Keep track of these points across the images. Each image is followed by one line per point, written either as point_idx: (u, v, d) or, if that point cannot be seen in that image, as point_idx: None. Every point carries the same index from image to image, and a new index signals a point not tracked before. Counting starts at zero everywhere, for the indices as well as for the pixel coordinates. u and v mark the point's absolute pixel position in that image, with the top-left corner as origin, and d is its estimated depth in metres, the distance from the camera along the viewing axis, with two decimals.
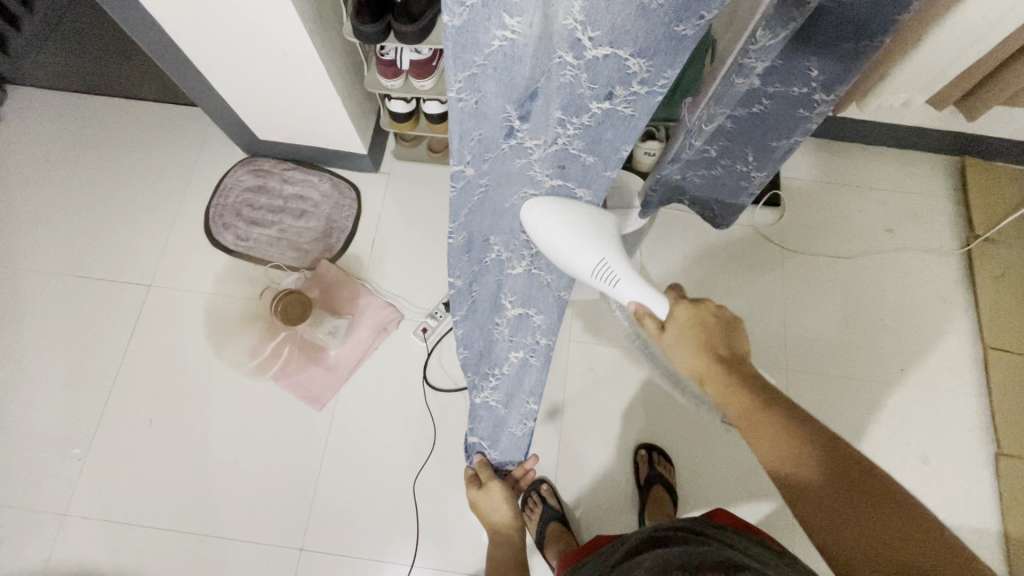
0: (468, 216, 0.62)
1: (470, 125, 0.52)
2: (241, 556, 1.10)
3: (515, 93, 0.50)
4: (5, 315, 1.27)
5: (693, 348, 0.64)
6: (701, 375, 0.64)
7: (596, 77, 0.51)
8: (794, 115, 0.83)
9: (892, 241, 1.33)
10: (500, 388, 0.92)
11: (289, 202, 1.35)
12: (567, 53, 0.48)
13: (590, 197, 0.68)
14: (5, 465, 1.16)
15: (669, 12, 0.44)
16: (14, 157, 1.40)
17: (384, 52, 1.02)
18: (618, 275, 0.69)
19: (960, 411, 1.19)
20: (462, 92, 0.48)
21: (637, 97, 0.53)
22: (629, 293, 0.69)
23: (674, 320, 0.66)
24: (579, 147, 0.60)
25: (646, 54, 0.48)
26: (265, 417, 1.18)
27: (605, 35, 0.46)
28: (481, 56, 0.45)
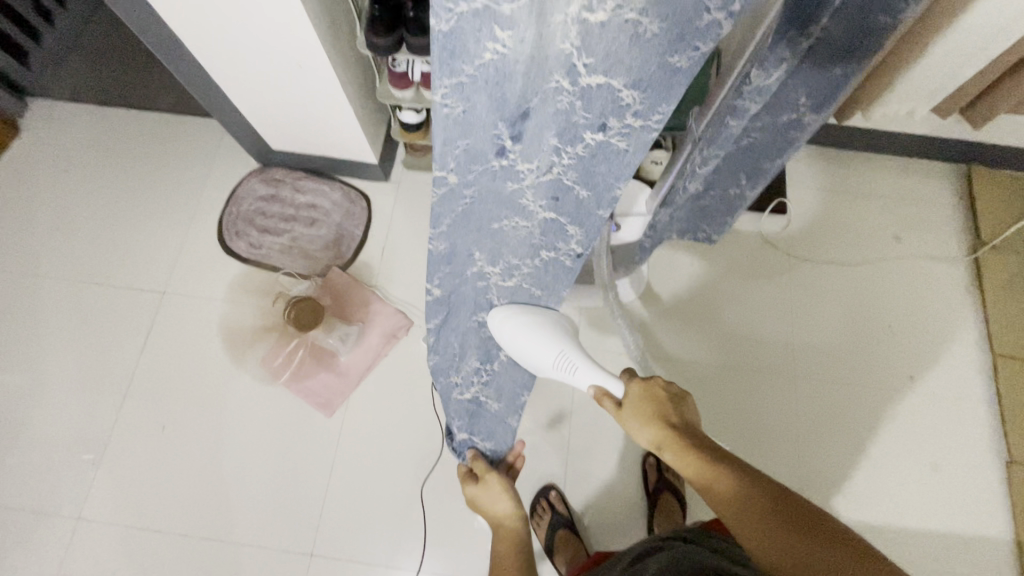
0: (450, 227, 0.64)
1: (456, 133, 0.52)
2: (251, 561, 1.11)
3: (506, 109, 0.51)
4: (22, 321, 1.29)
5: (647, 418, 0.67)
6: (659, 443, 0.66)
7: (589, 106, 0.52)
8: (786, 140, 0.85)
9: (898, 249, 1.33)
10: (491, 384, 0.93)
11: (300, 211, 1.37)
12: (563, 78, 0.50)
13: (582, 236, 0.70)
14: (20, 469, 1.18)
15: (661, 44, 0.46)
16: (32, 167, 1.44)
17: (395, 65, 1.04)
18: (575, 364, 0.76)
19: (971, 418, 1.19)
20: (449, 99, 0.49)
21: (631, 131, 0.55)
22: (587, 379, 0.75)
23: (629, 397, 0.70)
24: (573, 178, 0.61)
25: (640, 86, 0.50)
26: (277, 423, 1.20)
27: (599, 63, 0.48)
28: (472, 67, 0.46)
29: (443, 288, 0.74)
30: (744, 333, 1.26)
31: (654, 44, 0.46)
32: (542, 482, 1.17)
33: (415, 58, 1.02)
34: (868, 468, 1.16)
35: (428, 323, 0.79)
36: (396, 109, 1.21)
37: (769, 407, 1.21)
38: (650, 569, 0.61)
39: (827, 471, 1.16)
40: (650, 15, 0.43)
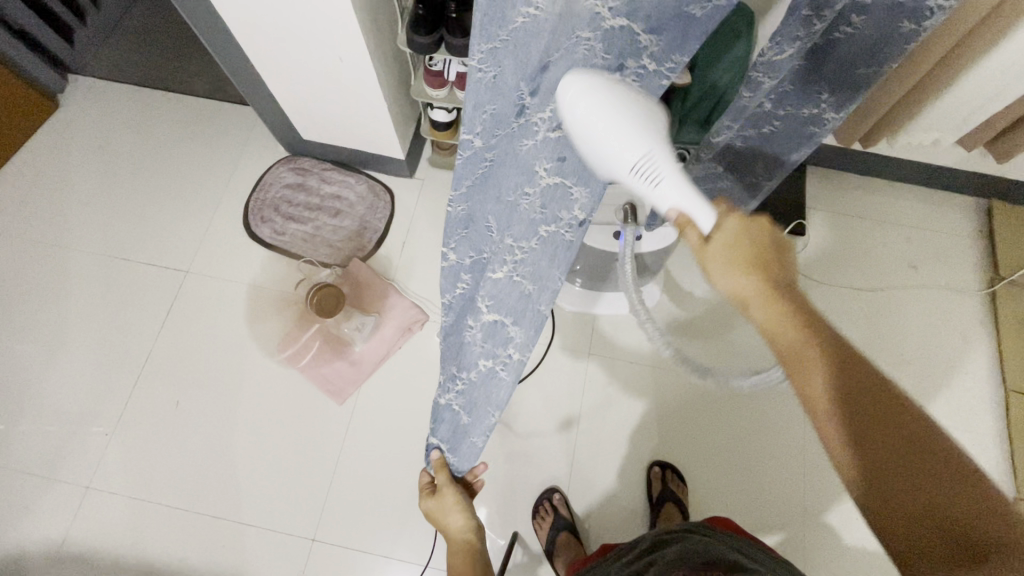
0: (469, 189, 0.68)
1: (485, 97, 0.58)
2: (254, 543, 1.12)
3: (526, 70, 0.54)
4: (48, 291, 1.32)
5: (738, 263, 0.55)
6: (744, 295, 0.55)
7: (610, 49, 0.50)
8: (803, 133, 0.84)
9: (915, 277, 1.34)
10: (467, 394, 0.81)
11: (325, 201, 1.40)
12: (584, 29, 0.49)
13: (586, 200, 0.58)
14: (35, 434, 1.20)
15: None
16: (68, 143, 1.47)
17: (432, 64, 1.07)
18: (661, 172, 0.51)
19: (980, 451, 1.18)
20: (483, 63, 0.56)
21: (646, 74, 0.52)
22: (669, 198, 0.52)
23: (720, 232, 0.54)
24: None
25: (659, 30, 0.49)
26: (288, 406, 1.21)
27: (624, 6, 0.47)
28: (506, 32, 0.53)
29: (458, 255, 0.76)
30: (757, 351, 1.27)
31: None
32: (546, 484, 1.17)
33: (452, 58, 1.06)
34: None
35: (444, 297, 0.81)
36: (428, 108, 1.24)
37: (778, 425, 1.21)
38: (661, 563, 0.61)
39: (833, 492, 1.16)
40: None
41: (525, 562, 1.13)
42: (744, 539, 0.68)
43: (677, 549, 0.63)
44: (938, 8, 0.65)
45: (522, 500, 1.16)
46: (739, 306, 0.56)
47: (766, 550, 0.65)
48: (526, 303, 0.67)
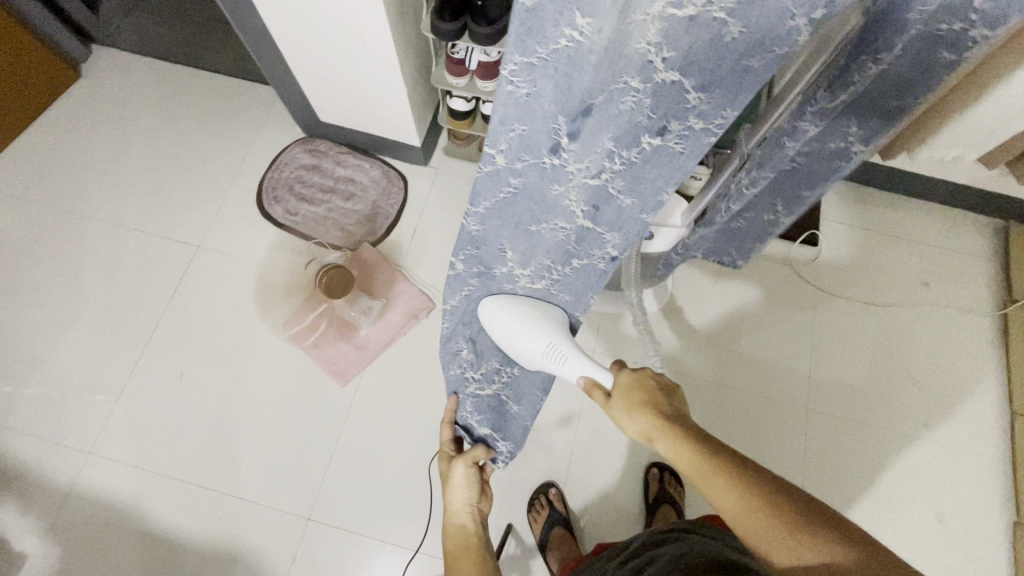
0: (489, 211, 0.67)
1: (515, 115, 0.53)
2: (249, 518, 1.12)
3: (568, 101, 0.51)
4: (61, 257, 1.33)
5: (636, 409, 0.63)
6: (649, 433, 0.61)
7: (657, 104, 0.51)
8: (830, 170, 0.83)
9: (927, 295, 1.32)
10: (512, 384, 0.97)
11: (338, 184, 1.40)
12: (634, 78, 0.48)
13: (618, 242, 0.71)
14: (41, 397, 1.21)
15: (740, 47, 0.44)
16: (88, 112, 1.48)
17: (454, 52, 1.07)
18: (567, 353, 0.77)
19: (982, 473, 1.17)
20: (515, 77, 0.49)
21: (691, 133, 0.53)
22: (576, 371, 0.76)
23: (617, 388, 0.67)
24: (619, 186, 0.62)
25: (709, 87, 0.48)
26: (292, 385, 1.22)
27: (678, 58, 0.46)
28: (545, 51, 0.46)
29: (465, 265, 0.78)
30: (763, 362, 1.26)
31: (734, 46, 0.44)
32: (543, 478, 1.17)
33: (475, 46, 1.05)
34: (870, 509, 1.15)
35: (446, 302, 0.86)
36: (447, 96, 1.24)
37: (778, 435, 1.20)
38: (661, 558, 0.60)
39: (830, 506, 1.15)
40: (736, 17, 0.42)
41: (517, 555, 1.13)
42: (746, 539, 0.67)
43: (673, 547, 0.63)
44: (983, 38, 0.58)
45: (518, 493, 1.16)
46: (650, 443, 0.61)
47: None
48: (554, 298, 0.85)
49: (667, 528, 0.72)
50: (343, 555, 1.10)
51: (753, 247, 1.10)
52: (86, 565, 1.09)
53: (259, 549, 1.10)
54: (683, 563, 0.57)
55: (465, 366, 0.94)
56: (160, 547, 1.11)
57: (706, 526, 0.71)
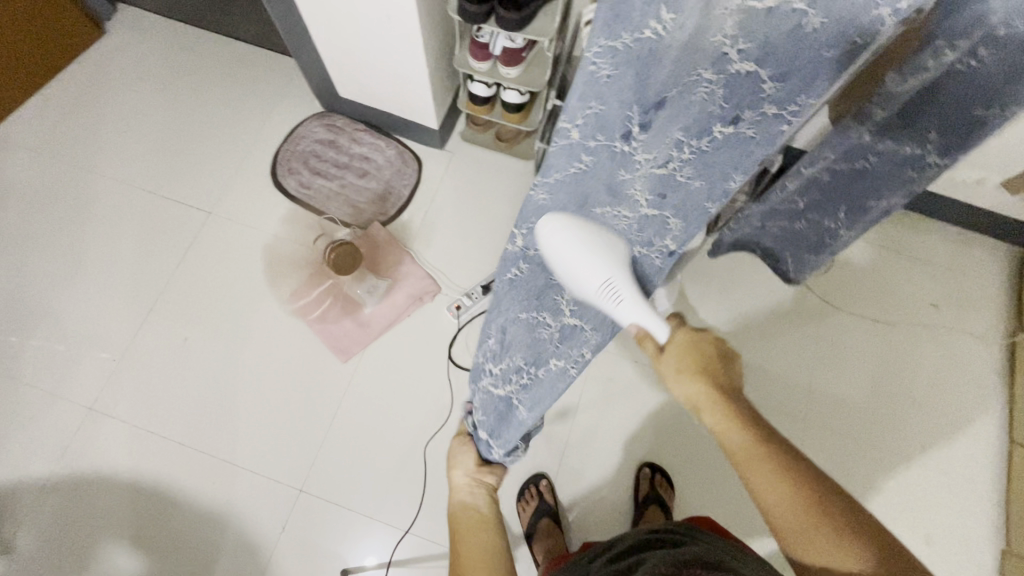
0: (558, 181, 0.63)
1: (592, 95, 0.53)
2: (244, 485, 1.14)
3: (643, 94, 0.52)
4: (75, 212, 1.34)
5: (687, 373, 0.63)
6: (696, 401, 0.62)
7: (730, 95, 0.51)
8: (901, 178, 0.81)
9: (936, 317, 1.31)
10: (528, 391, 0.78)
11: (353, 161, 1.40)
12: (708, 69, 0.49)
13: (679, 232, 0.68)
14: (47, 350, 1.23)
15: (821, 38, 0.44)
16: (109, 70, 1.49)
17: (479, 35, 1.06)
18: (622, 294, 0.61)
19: (975, 499, 1.16)
20: (599, 59, 0.49)
21: (764, 119, 0.53)
22: (631, 315, 0.61)
23: (673, 343, 0.64)
24: (687, 173, 0.60)
25: (786, 78, 0.48)
26: (293, 357, 1.23)
27: (755, 50, 0.47)
28: (629, 38, 0.47)
29: (524, 241, 0.71)
30: (764, 372, 1.26)
31: (813, 37, 0.45)
32: (535, 469, 1.18)
33: (500, 31, 1.04)
34: None
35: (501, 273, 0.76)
36: (468, 80, 1.23)
37: None
38: (649, 558, 0.60)
39: None
40: (816, 7, 0.43)
41: None
42: (736, 545, 0.67)
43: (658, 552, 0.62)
44: None
45: (508, 482, 1.17)
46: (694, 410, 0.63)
47: (743, 551, 0.65)
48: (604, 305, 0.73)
49: (656, 529, 0.72)
50: (332, 528, 1.12)
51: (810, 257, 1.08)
52: (83, 516, 1.11)
53: (251, 516, 1.12)
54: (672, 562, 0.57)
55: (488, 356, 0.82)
56: (156, 506, 1.13)
57: (696, 530, 0.71)
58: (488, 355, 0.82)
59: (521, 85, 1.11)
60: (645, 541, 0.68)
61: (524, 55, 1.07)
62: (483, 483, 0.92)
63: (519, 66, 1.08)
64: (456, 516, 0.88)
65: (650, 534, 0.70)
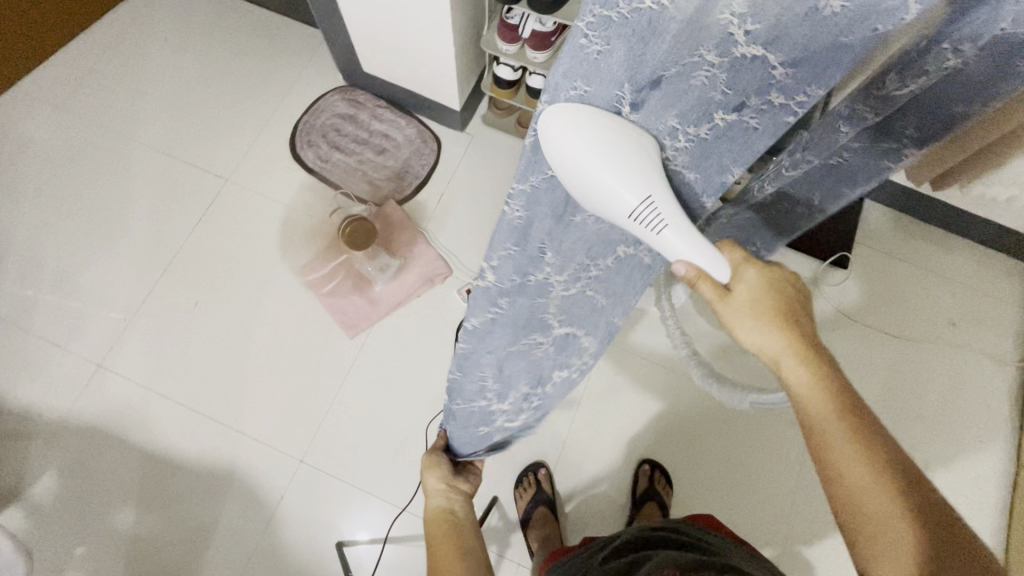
0: (533, 186, 0.50)
1: (576, 70, 0.40)
2: (246, 452, 1.15)
3: (639, 73, 0.42)
4: (93, 170, 1.35)
5: (770, 318, 0.55)
6: (776, 353, 0.56)
7: (734, 79, 0.45)
8: (877, 167, 0.74)
9: (952, 335, 1.29)
10: (540, 405, 0.92)
11: (373, 137, 1.39)
12: (711, 51, 0.41)
13: None
14: (60, 304, 1.24)
15: (841, 23, 0.38)
16: (134, 31, 1.48)
17: (510, 16, 1.04)
18: (666, 220, 0.48)
19: (975, 520, 1.15)
20: (591, 31, 0.38)
21: (769, 108, 0.49)
22: (680, 248, 0.50)
23: (743, 281, 0.54)
24: (684, 165, 0.54)
25: (800, 63, 0.43)
26: (301, 329, 1.23)
27: (764, 32, 0.40)
28: (627, 4, 0.36)
29: (496, 275, 0.60)
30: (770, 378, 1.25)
31: (834, 23, 0.38)
32: (535, 457, 1.18)
33: (530, 14, 1.02)
34: None
35: (466, 320, 0.67)
36: (494, 62, 1.21)
37: (777, 453, 1.18)
38: (657, 555, 0.59)
39: (820, 529, 1.13)
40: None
41: (498, 528, 1.15)
42: (737, 545, 0.68)
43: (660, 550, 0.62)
44: None
45: (507, 468, 1.18)
46: (772, 364, 0.57)
47: (748, 554, 0.65)
48: (599, 314, 0.78)
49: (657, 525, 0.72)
50: (329, 500, 1.13)
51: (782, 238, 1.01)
52: (88, 470, 1.13)
53: (250, 483, 1.13)
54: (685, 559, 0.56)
55: (487, 397, 0.81)
56: (159, 466, 1.14)
57: (696, 528, 0.71)
58: (489, 398, 0.81)
59: (548, 70, 1.09)
60: (650, 537, 0.67)
61: (553, 40, 1.05)
62: (458, 489, 0.89)
63: (547, 51, 1.06)
64: (430, 522, 0.85)
65: (653, 530, 0.69)
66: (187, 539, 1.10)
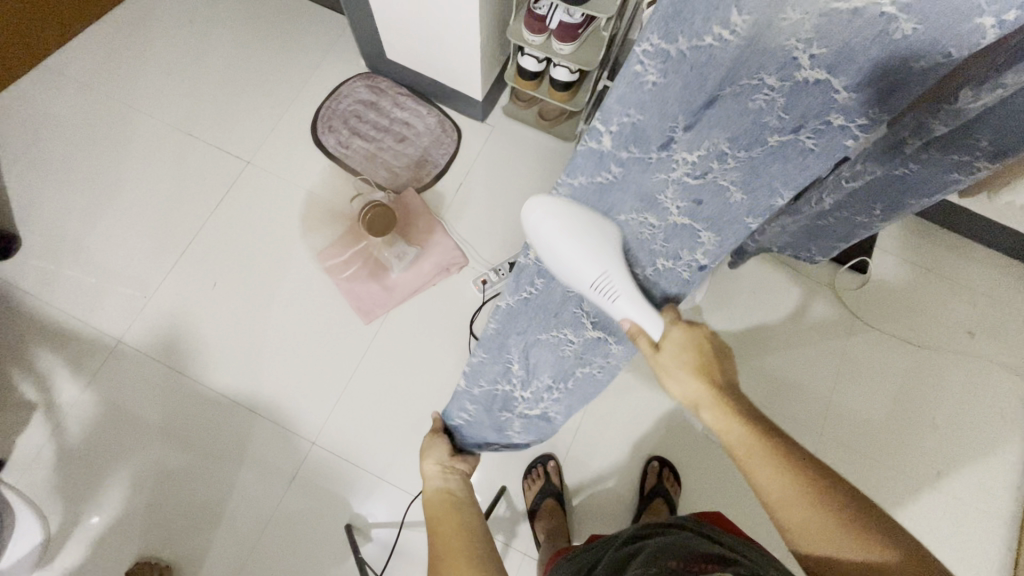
0: (580, 190, 0.59)
1: (633, 101, 0.50)
2: (259, 432, 1.17)
3: (691, 99, 0.50)
4: (116, 148, 1.36)
5: (691, 369, 0.61)
6: (696, 399, 0.61)
7: (792, 104, 0.49)
8: (948, 179, 0.76)
9: (970, 345, 1.27)
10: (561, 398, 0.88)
11: (393, 125, 1.39)
12: (772, 74, 0.47)
13: (712, 248, 0.64)
14: (80, 279, 1.26)
15: (912, 44, 0.43)
16: (159, 11, 1.49)
17: (537, 6, 1.04)
18: (618, 290, 0.61)
19: (986, 532, 1.14)
20: (648, 58, 0.47)
21: (828, 129, 0.50)
22: (626, 311, 0.62)
23: (668, 340, 0.62)
24: (731, 180, 0.57)
25: (863, 87, 0.46)
26: (317, 313, 1.24)
27: (829, 56, 0.45)
28: (687, 43, 0.45)
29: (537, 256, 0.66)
30: (782, 381, 1.24)
31: (906, 42, 0.43)
32: (544, 450, 1.19)
33: (559, 4, 1.02)
34: None
35: (501, 300, 0.74)
36: (518, 53, 1.20)
37: None
38: (647, 547, 0.60)
39: None
40: (910, 12, 0.41)
41: (505, 518, 1.16)
42: (744, 540, 0.66)
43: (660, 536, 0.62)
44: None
45: (516, 459, 1.18)
46: (693, 408, 0.62)
47: (764, 553, 0.62)
48: None
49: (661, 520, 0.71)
50: (340, 483, 1.14)
51: (836, 246, 1.04)
52: (103, 443, 1.15)
53: (263, 461, 1.15)
54: (673, 552, 0.56)
55: (510, 384, 0.85)
56: (174, 443, 1.16)
57: (701, 523, 0.70)
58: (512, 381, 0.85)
59: (573, 62, 1.08)
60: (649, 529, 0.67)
61: (580, 32, 1.04)
62: (456, 469, 0.88)
63: (573, 43, 1.06)
64: (429, 504, 0.81)
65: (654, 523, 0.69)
66: (200, 515, 1.12)
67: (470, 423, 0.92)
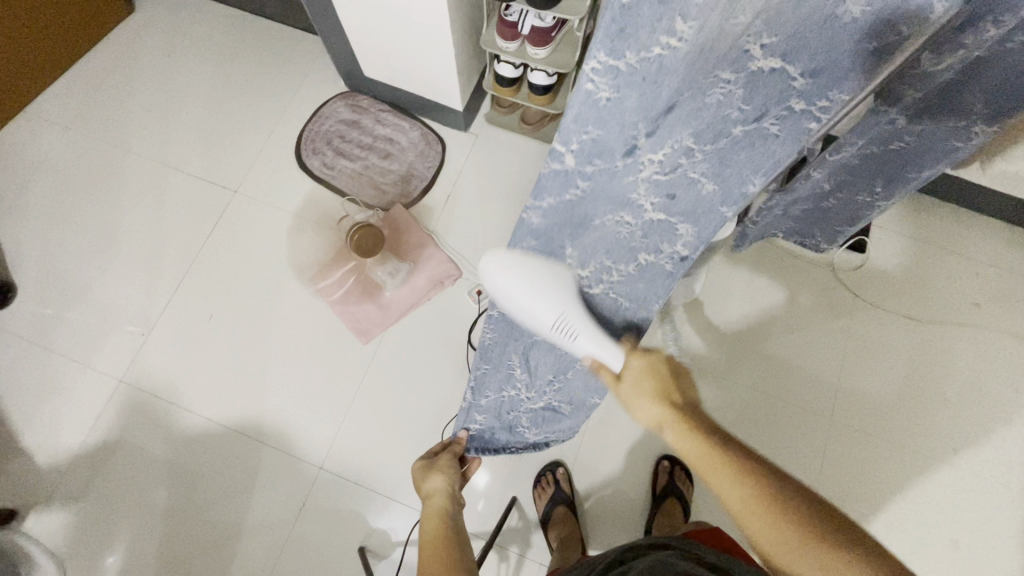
0: (551, 205, 0.70)
1: (593, 117, 0.59)
2: (266, 459, 1.17)
3: (650, 109, 0.57)
4: (104, 188, 1.37)
5: (648, 396, 0.67)
6: (659, 420, 0.65)
7: (751, 94, 0.55)
8: (940, 152, 0.79)
9: (976, 317, 1.25)
10: (565, 391, 0.90)
11: (377, 142, 1.39)
12: (726, 70, 0.53)
13: (690, 237, 0.70)
14: (79, 322, 1.26)
15: (861, 25, 0.47)
16: (137, 49, 1.50)
17: (508, 14, 1.03)
18: (576, 329, 0.71)
19: (1009, 506, 1.12)
20: (597, 77, 0.55)
21: (791, 114, 0.56)
22: (586, 347, 0.71)
23: (628, 370, 0.70)
24: (702, 172, 0.63)
25: (818, 73, 0.51)
26: (314, 335, 1.24)
27: (780, 45, 0.50)
28: (634, 58, 0.52)
29: None
30: (788, 367, 1.23)
31: (852, 25, 0.47)
32: (552, 456, 1.18)
33: (529, 9, 1.01)
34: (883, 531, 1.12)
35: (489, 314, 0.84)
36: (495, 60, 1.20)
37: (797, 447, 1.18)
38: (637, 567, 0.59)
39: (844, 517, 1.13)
40: None
41: (518, 528, 1.15)
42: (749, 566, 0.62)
43: (648, 555, 0.62)
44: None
45: (525, 468, 1.18)
46: (659, 428, 0.65)
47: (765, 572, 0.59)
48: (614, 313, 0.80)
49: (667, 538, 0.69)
50: (350, 506, 1.14)
51: (841, 228, 1.08)
52: (111, 484, 1.15)
53: (272, 489, 1.15)
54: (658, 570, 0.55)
55: (516, 389, 0.89)
56: (184, 480, 1.16)
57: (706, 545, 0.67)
58: (518, 385, 0.89)
59: (549, 66, 1.08)
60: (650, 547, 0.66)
61: (553, 35, 1.03)
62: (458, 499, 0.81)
63: (548, 47, 1.05)
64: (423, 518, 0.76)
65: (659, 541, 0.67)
66: (214, 550, 1.12)
67: (484, 428, 0.93)
